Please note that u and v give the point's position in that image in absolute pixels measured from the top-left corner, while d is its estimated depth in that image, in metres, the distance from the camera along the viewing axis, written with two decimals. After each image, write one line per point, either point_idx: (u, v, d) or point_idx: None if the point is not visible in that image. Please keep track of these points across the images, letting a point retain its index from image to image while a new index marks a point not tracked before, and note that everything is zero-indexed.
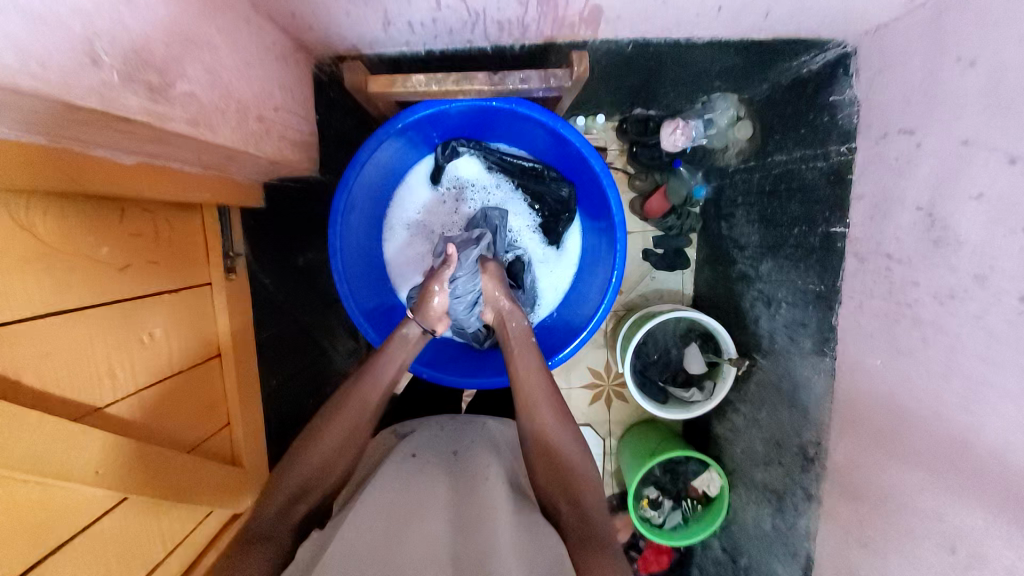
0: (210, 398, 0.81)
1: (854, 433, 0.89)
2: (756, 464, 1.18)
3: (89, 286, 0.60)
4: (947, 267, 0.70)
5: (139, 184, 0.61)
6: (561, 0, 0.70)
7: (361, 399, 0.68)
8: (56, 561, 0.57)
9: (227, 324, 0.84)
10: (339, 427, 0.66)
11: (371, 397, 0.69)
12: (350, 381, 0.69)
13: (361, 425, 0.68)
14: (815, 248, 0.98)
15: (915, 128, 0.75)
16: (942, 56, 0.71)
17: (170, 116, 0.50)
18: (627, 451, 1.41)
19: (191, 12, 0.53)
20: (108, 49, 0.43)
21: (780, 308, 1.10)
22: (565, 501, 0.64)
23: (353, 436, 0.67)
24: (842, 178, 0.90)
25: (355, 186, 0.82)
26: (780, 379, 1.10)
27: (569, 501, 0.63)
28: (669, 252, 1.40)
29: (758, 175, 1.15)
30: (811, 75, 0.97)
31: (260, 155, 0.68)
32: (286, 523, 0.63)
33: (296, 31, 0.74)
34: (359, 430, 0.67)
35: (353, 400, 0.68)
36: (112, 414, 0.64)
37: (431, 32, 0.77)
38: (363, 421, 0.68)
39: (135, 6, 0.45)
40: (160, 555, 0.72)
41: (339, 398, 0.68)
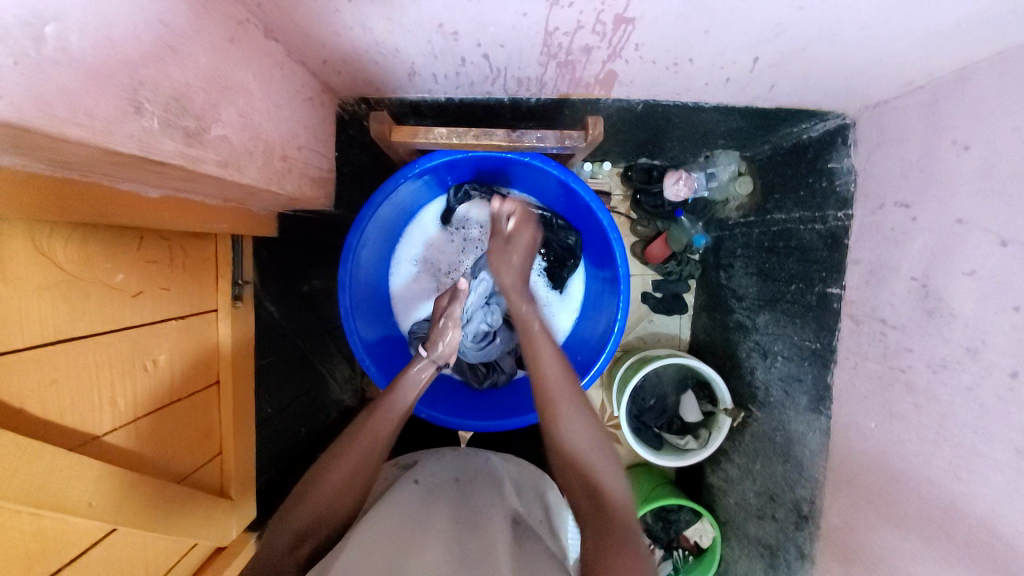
0: (205, 426, 0.81)
1: (848, 493, 0.89)
2: (749, 517, 1.17)
3: (101, 313, 0.61)
4: (940, 338, 0.72)
5: (160, 215, 0.62)
6: (579, 64, 0.74)
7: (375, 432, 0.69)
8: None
9: (230, 333, 0.83)
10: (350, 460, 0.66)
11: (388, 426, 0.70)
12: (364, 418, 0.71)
13: (373, 457, 0.68)
14: (812, 306, 1.01)
15: (911, 202, 0.78)
16: (938, 137, 0.75)
17: (202, 158, 0.52)
18: None
19: (230, 60, 0.55)
20: (151, 97, 0.44)
21: (776, 361, 1.11)
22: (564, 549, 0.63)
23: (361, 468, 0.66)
24: (840, 241, 0.94)
25: (369, 224, 0.84)
26: (774, 432, 1.10)
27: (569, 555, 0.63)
28: (668, 296, 1.42)
29: (758, 229, 1.19)
30: (811, 140, 1.02)
31: (281, 191, 0.70)
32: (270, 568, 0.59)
33: (325, 76, 0.78)
34: (370, 463, 0.67)
35: (365, 434, 0.69)
36: (108, 443, 0.63)
37: (454, 83, 0.81)
38: (374, 454, 0.68)
39: (179, 57, 0.47)
40: None
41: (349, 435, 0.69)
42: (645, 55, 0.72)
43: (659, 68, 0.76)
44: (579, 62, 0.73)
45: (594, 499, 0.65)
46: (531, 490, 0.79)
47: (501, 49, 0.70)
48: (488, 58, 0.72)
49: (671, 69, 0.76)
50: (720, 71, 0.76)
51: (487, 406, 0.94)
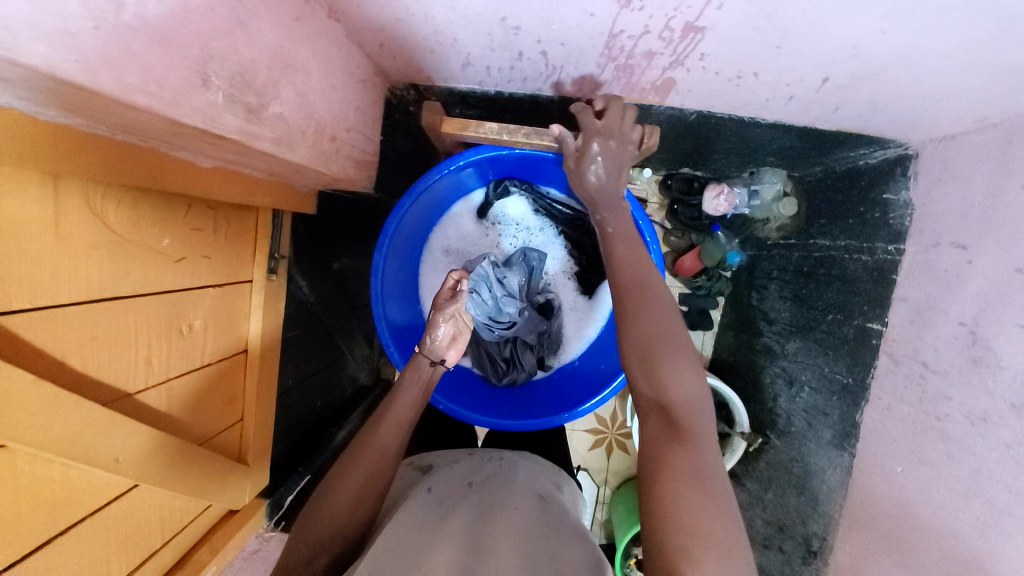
0: (230, 393, 0.82)
1: (863, 535, 0.87)
2: (753, 545, 1.15)
3: (145, 275, 0.62)
4: (984, 390, 0.69)
5: (210, 185, 0.63)
6: (638, 68, 0.72)
7: (379, 448, 0.65)
8: (63, 542, 0.57)
9: (262, 328, 0.85)
10: (358, 474, 0.62)
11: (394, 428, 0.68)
12: (367, 432, 0.67)
13: (382, 471, 0.64)
14: (848, 339, 0.97)
15: (970, 245, 0.74)
16: (1008, 180, 0.70)
17: (259, 134, 0.52)
18: (621, 503, 1.38)
19: (293, 38, 0.55)
20: (218, 71, 0.45)
21: (802, 391, 1.08)
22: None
23: (370, 483, 0.63)
24: (886, 276, 0.90)
25: (407, 212, 0.84)
26: (792, 463, 1.08)
27: None
28: (694, 311, 1.39)
29: (799, 253, 1.15)
30: (867, 167, 0.97)
31: (326, 171, 0.70)
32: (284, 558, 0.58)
33: (379, 59, 0.77)
34: (379, 474, 0.64)
35: (368, 449, 0.65)
36: (140, 401, 0.64)
37: (506, 77, 0.79)
38: (381, 469, 0.64)
39: (247, 32, 0.47)
40: (157, 544, 0.72)
41: (353, 450, 0.65)
42: (708, 65, 0.69)
43: (721, 79, 0.73)
44: (638, 67, 0.71)
45: (645, 341, 0.58)
46: (549, 484, 0.76)
47: (560, 47, 0.68)
48: (545, 56, 0.71)
49: (733, 82, 0.73)
50: (783, 88, 0.73)
51: (505, 402, 0.94)
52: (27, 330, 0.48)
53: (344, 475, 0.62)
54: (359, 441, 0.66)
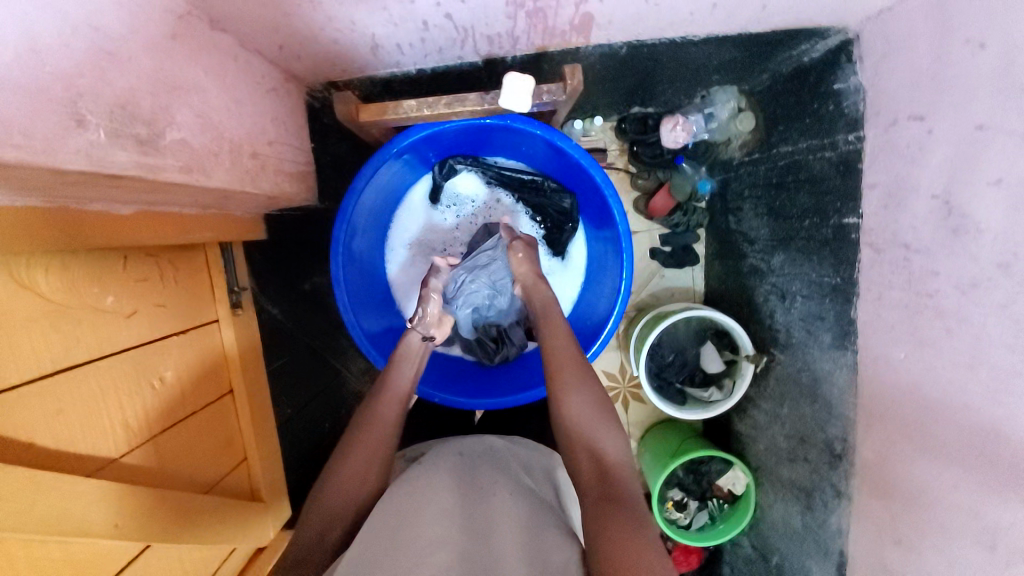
0: (225, 434, 0.82)
1: (880, 428, 0.87)
2: (781, 461, 1.16)
3: (98, 338, 0.60)
4: (968, 256, 0.67)
5: (138, 230, 0.60)
6: (550, 10, 0.69)
7: (384, 419, 0.70)
8: None
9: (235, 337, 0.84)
10: (363, 451, 0.68)
11: (391, 416, 0.71)
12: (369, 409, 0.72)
13: (384, 445, 0.69)
14: (829, 240, 0.96)
15: (926, 114, 0.73)
16: (951, 39, 0.68)
17: (163, 166, 0.50)
18: (648, 451, 1.40)
19: (175, 58, 0.52)
20: (93, 108, 0.42)
21: (796, 302, 1.07)
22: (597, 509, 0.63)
23: (373, 461, 0.68)
24: (853, 166, 0.88)
25: (354, 214, 0.82)
26: (800, 373, 1.07)
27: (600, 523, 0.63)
28: (678, 249, 1.37)
29: (764, 167, 1.13)
30: (812, 63, 0.96)
31: (258, 190, 0.68)
32: (305, 551, 0.61)
33: (286, 63, 0.74)
34: (382, 453, 0.68)
35: (374, 425, 0.70)
36: (126, 463, 0.64)
37: (421, 52, 0.76)
38: (384, 443, 0.69)
39: (116, 60, 0.44)
40: None
41: (358, 426, 0.70)
42: None
43: (638, 3, 0.70)
44: (549, 8, 0.68)
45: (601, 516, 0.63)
46: (541, 469, 0.81)
47: (462, 7, 0.65)
48: (451, 18, 0.67)
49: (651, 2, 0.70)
50: None
51: (503, 381, 0.93)
52: None
53: (347, 457, 0.67)
54: (366, 415, 0.71)
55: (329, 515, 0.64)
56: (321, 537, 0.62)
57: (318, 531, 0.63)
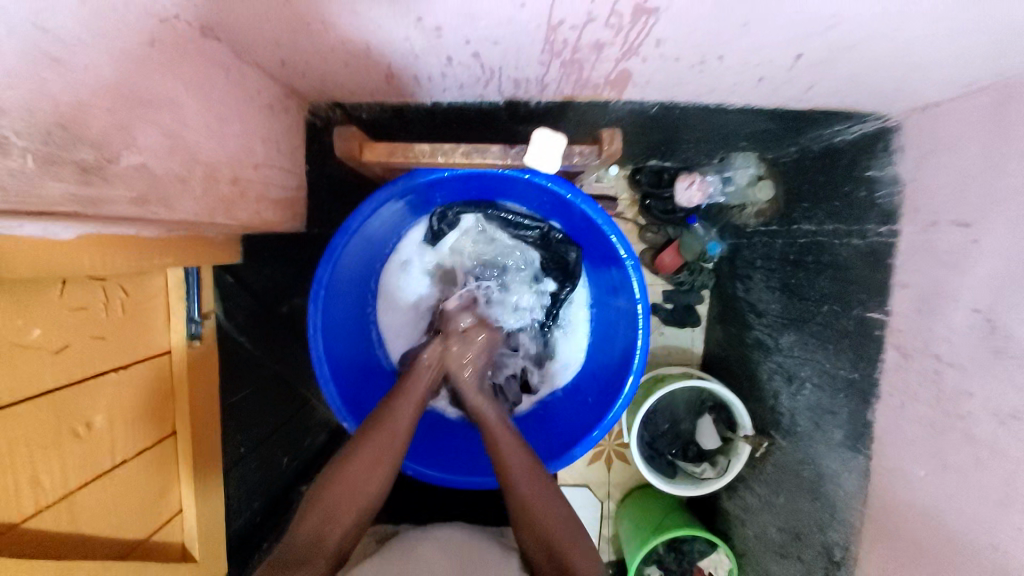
0: (161, 484, 0.71)
1: (887, 548, 0.79)
2: (770, 553, 1.07)
3: (11, 379, 0.50)
4: (1012, 386, 0.61)
5: (78, 258, 0.51)
6: (587, 63, 0.62)
7: (383, 445, 0.68)
8: None
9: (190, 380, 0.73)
10: (355, 472, 0.66)
11: (391, 444, 0.69)
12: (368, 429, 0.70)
13: (378, 468, 0.67)
14: (848, 332, 0.89)
15: (973, 222, 0.68)
16: (1009, 152, 0.63)
17: (107, 197, 0.41)
18: (628, 519, 1.29)
19: (147, 66, 0.43)
20: (23, 131, 0.32)
21: (803, 388, 1.00)
22: None
23: (364, 480, 0.66)
24: (882, 260, 0.82)
25: (342, 256, 0.73)
26: (800, 465, 0.99)
27: None
28: (679, 308, 1.31)
29: (781, 240, 1.08)
30: (844, 144, 0.92)
31: (232, 221, 0.59)
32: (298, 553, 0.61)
33: (287, 78, 0.66)
34: (373, 474, 0.66)
35: (370, 449, 0.68)
36: (30, 529, 0.53)
37: (440, 86, 0.69)
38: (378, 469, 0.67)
39: (66, 71, 0.35)
40: None
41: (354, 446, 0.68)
42: (666, 53, 0.60)
43: (682, 66, 0.64)
44: (587, 61, 0.62)
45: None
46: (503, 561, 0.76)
47: (494, 47, 0.58)
48: (478, 58, 0.61)
49: (696, 68, 0.64)
50: (753, 69, 0.65)
51: (486, 454, 0.86)
52: None
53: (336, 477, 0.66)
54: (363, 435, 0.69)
55: (324, 513, 0.64)
56: (317, 539, 0.62)
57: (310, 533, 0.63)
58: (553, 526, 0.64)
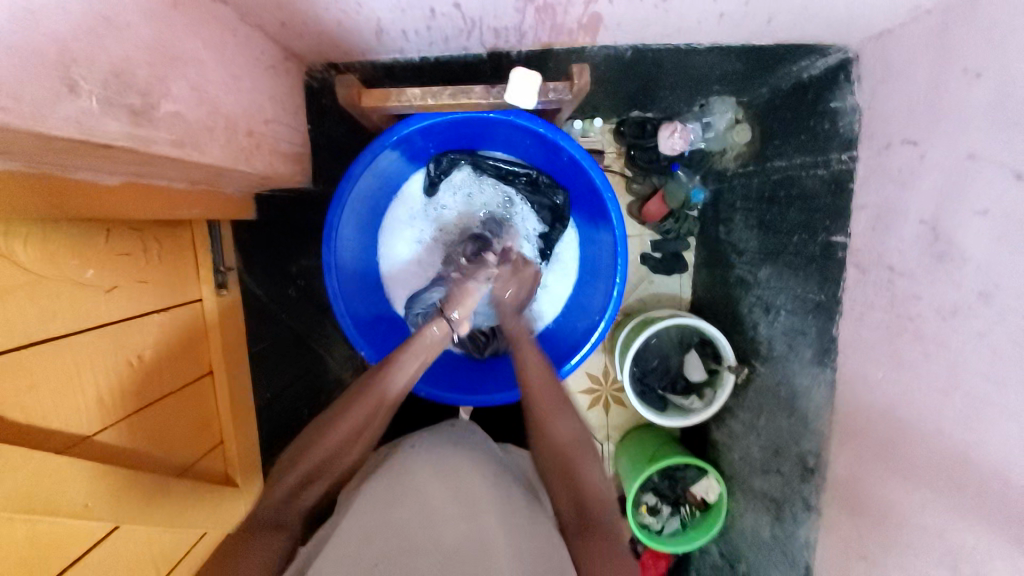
0: (202, 415, 0.81)
1: (853, 445, 0.88)
2: (754, 471, 1.15)
3: (71, 312, 0.58)
4: (951, 283, 0.69)
5: (124, 203, 0.58)
6: (559, 8, 0.68)
7: (376, 399, 0.73)
8: None
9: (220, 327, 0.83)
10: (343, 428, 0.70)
11: (387, 396, 0.74)
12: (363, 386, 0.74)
13: (374, 418, 0.72)
14: (815, 257, 0.97)
15: (919, 139, 0.74)
16: (948, 69, 0.70)
17: (155, 138, 0.48)
18: (625, 455, 1.37)
19: (172, 27, 0.50)
20: (86, 74, 0.40)
21: (779, 316, 1.07)
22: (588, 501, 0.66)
23: (354, 434, 0.71)
24: (844, 186, 0.89)
25: (348, 201, 0.81)
26: (778, 387, 1.08)
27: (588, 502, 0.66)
28: (667, 255, 1.35)
29: (758, 180, 1.13)
30: (811, 79, 0.98)
31: (251, 170, 0.67)
32: (278, 511, 0.66)
33: (287, 41, 0.72)
34: (365, 426, 0.71)
35: (365, 402, 0.72)
36: (99, 442, 0.62)
37: (426, 39, 0.75)
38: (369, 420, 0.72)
39: (113, 27, 0.42)
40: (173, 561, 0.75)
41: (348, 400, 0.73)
42: None
43: (647, 6, 0.70)
44: (559, 6, 0.67)
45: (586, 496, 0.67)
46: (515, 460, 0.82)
47: None
48: (459, 8, 0.67)
49: (660, 8, 0.70)
50: (712, 6, 0.70)
51: (490, 379, 0.95)
52: None
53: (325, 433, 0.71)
54: (354, 394, 0.74)
55: (302, 477, 0.68)
56: (294, 498, 0.67)
57: (289, 491, 0.68)
58: (551, 428, 0.72)
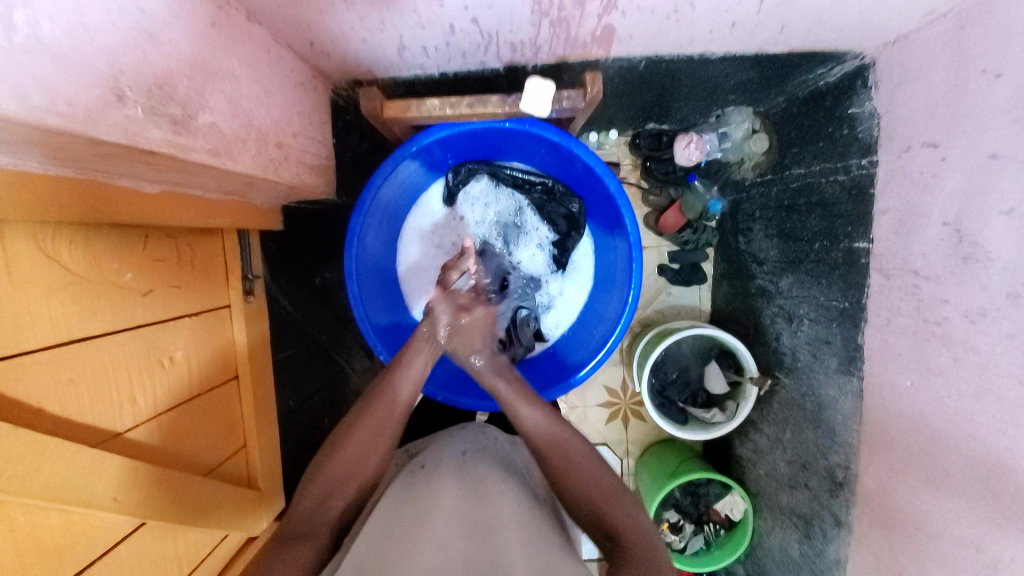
0: (229, 418, 0.84)
1: (883, 457, 0.84)
2: (781, 488, 1.11)
3: (112, 312, 0.62)
4: (979, 285, 0.67)
5: (163, 210, 0.62)
6: (573, 20, 0.71)
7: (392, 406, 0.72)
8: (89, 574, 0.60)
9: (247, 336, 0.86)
10: (362, 439, 0.69)
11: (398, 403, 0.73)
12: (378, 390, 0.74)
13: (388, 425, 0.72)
14: (838, 264, 0.95)
15: (941, 141, 0.73)
16: (967, 69, 0.69)
17: (192, 146, 0.52)
18: (646, 471, 1.33)
19: (212, 46, 0.54)
20: (132, 85, 0.44)
21: (802, 325, 1.05)
22: (606, 509, 0.65)
23: (373, 443, 0.70)
24: (865, 191, 0.88)
25: (370, 210, 0.84)
26: (804, 399, 1.04)
27: (604, 509, 0.65)
28: (685, 267, 1.34)
29: (777, 188, 1.12)
30: (828, 86, 0.98)
31: (278, 179, 0.70)
32: (302, 532, 0.63)
33: (315, 60, 0.77)
34: (378, 437, 0.70)
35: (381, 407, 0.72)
36: (131, 439, 0.65)
37: (445, 55, 0.78)
38: (383, 426, 0.71)
39: (157, 43, 0.46)
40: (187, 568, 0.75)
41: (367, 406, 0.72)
42: (642, 3, 0.68)
43: (659, 17, 0.72)
44: (573, 19, 0.70)
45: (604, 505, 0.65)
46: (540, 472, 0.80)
47: (490, 11, 0.67)
48: (477, 23, 0.69)
49: (671, 18, 0.72)
50: (723, 14, 0.72)
51: (507, 388, 0.94)
52: (6, 386, 0.49)
53: (343, 444, 0.69)
54: (373, 400, 0.73)
55: (318, 495, 0.66)
56: (316, 514, 0.65)
57: (311, 507, 0.65)
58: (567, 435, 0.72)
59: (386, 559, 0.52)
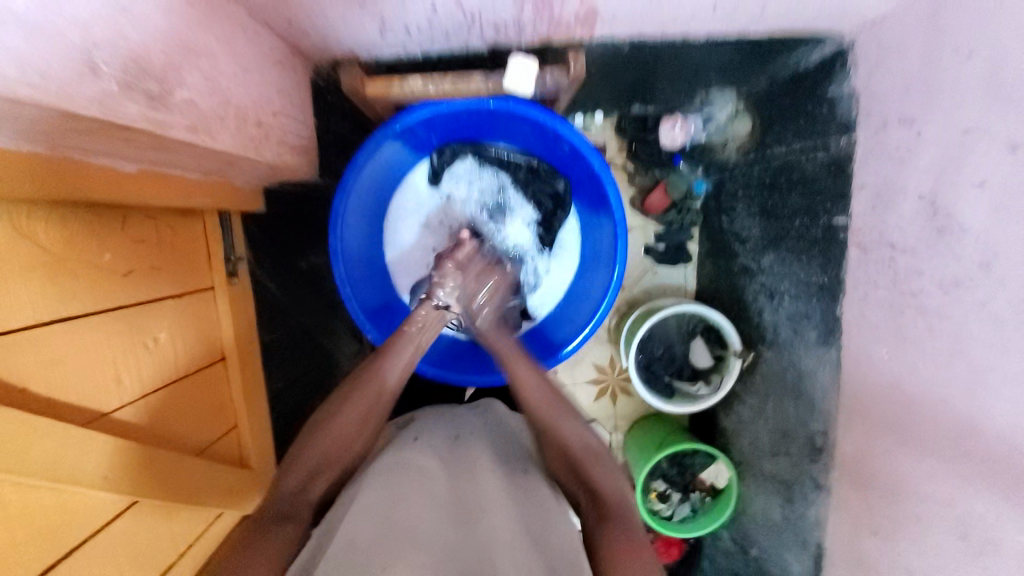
0: (217, 399, 0.84)
1: (862, 424, 0.87)
2: (763, 455, 1.14)
3: (94, 293, 0.62)
4: (952, 255, 0.69)
5: (141, 189, 0.62)
6: (556, 2, 0.70)
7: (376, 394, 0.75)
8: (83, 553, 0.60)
9: (234, 324, 0.87)
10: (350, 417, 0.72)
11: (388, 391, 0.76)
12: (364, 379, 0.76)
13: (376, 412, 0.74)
14: (818, 240, 0.97)
15: (915, 118, 0.75)
16: (941, 45, 0.71)
17: (169, 123, 0.52)
18: (633, 445, 1.36)
19: (189, 22, 0.53)
20: (107, 59, 0.43)
21: (783, 300, 1.07)
22: None
23: (361, 422, 0.73)
24: (844, 168, 0.90)
25: (353, 190, 0.83)
26: (786, 371, 1.07)
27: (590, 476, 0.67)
28: (672, 247, 1.35)
29: (759, 167, 1.13)
30: (807, 70, 1.00)
31: (259, 159, 0.70)
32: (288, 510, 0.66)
33: (294, 38, 0.76)
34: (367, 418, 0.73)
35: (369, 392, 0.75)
36: (118, 419, 0.65)
37: (428, 36, 0.78)
38: (371, 411, 0.74)
39: (132, 16, 0.45)
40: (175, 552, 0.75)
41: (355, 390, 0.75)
42: None
43: None
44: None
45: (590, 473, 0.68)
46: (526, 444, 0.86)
47: None
48: (461, 5, 0.69)
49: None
50: None
51: (496, 363, 0.97)
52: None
53: (330, 423, 0.72)
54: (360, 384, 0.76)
55: (307, 472, 0.69)
56: (300, 494, 0.67)
57: (298, 484, 0.68)
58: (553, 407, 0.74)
59: (380, 533, 0.55)
